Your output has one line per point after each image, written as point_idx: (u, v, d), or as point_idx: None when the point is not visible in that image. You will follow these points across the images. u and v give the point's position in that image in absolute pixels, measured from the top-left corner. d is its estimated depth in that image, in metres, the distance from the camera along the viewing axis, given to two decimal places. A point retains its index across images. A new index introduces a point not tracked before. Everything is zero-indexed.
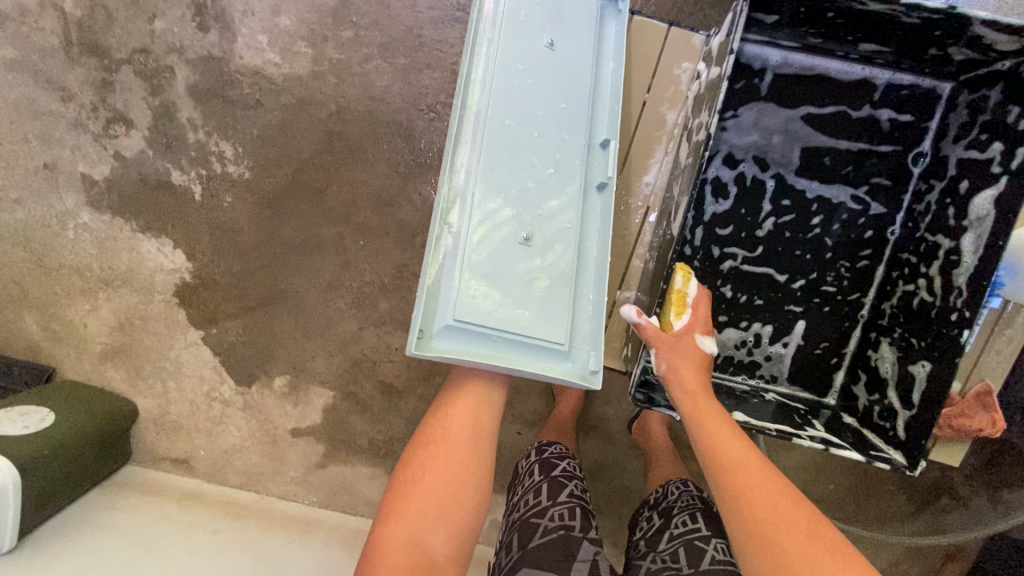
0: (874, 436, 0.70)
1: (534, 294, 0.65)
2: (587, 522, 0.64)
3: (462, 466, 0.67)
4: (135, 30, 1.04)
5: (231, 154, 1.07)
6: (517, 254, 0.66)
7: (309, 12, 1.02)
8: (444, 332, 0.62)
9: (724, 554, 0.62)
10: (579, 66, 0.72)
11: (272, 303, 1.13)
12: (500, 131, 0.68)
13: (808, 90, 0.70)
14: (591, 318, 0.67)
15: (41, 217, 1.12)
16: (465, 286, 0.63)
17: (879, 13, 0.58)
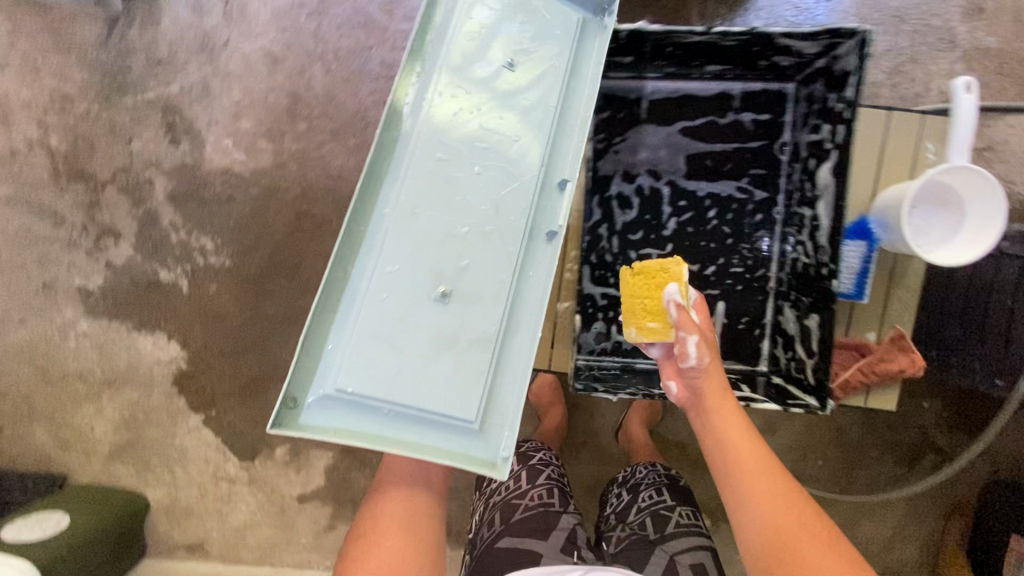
0: (792, 388, 0.77)
1: (440, 359, 0.65)
2: (566, 500, 0.76)
3: (396, 549, 0.66)
4: (115, 153, 1.17)
5: (211, 247, 1.18)
6: (428, 314, 0.65)
7: (266, 113, 1.15)
8: (341, 389, 0.63)
9: (687, 518, 0.75)
10: (535, 100, 0.69)
11: (264, 377, 1.20)
12: (421, 173, 0.66)
13: (679, 108, 0.80)
14: (510, 386, 0.66)
15: (43, 332, 1.21)
16: (357, 354, 0.64)
17: (705, 41, 0.72)
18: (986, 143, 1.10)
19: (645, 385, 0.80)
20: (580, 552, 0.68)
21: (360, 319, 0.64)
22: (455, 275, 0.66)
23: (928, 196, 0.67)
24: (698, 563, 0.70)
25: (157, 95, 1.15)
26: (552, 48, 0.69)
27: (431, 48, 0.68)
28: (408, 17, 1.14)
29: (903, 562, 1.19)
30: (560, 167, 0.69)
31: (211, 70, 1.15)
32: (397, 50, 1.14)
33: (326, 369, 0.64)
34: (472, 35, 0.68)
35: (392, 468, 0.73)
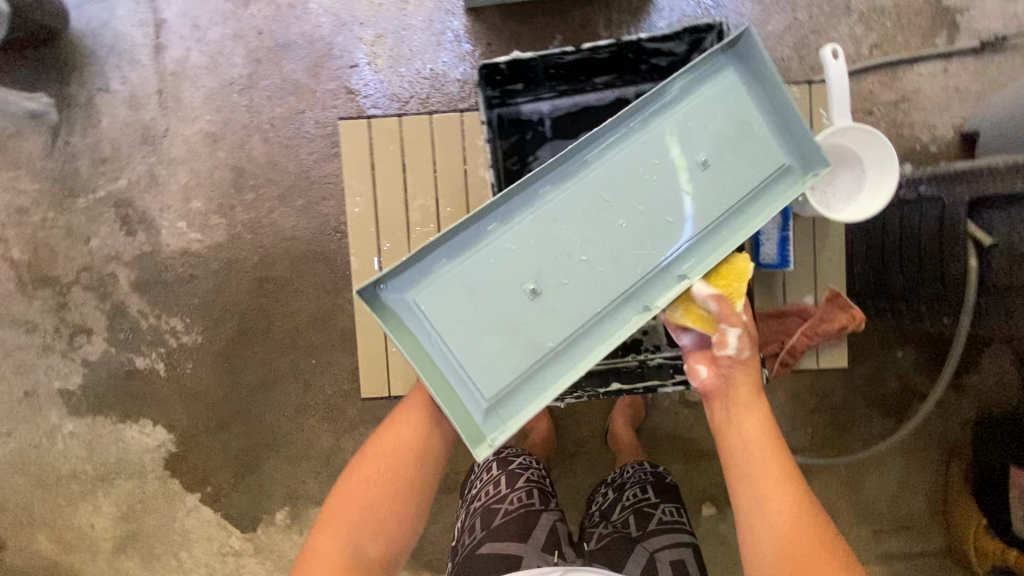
0: None
1: (493, 339, 0.63)
2: (544, 499, 0.86)
3: (402, 481, 0.68)
4: (76, 254, 1.20)
5: (181, 327, 1.20)
6: (514, 299, 0.64)
7: (214, 191, 1.19)
8: (408, 303, 0.63)
9: (670, 514, 0.84)
10: (710, 187, 0.65)
11: (253, 444, 1.22)
12: (583, 186, 0.65)
13: (581, 121, 0.75)
14: (528, 397, 0.63)
15: (31, 440, 1.23)
16: (444, 279, 0.64)
17: (582, 57, 0.69)
18: (901, 94, 1.15)
19: (593, 388, 0.75)
20: (559, 550, 0.79)
21: (462, 264, 0.64)
22: (551, 282, 0.64)
23: (826, 158, 0.70)
24: (679, 559, 0.77)
25: (107, 192, 1.19)
26: (764, 159, 0.65)
27: (696, 81, 0.65)
28: (333, 77, 1.19)
29: (914, 515, 1.18)
30: (688, 265, 0.65)
31: (155, 159, 1.19)
32: (328, 109, 1.19)
33: (409, 274, 0.64)
34: (730, 96, 0.65)
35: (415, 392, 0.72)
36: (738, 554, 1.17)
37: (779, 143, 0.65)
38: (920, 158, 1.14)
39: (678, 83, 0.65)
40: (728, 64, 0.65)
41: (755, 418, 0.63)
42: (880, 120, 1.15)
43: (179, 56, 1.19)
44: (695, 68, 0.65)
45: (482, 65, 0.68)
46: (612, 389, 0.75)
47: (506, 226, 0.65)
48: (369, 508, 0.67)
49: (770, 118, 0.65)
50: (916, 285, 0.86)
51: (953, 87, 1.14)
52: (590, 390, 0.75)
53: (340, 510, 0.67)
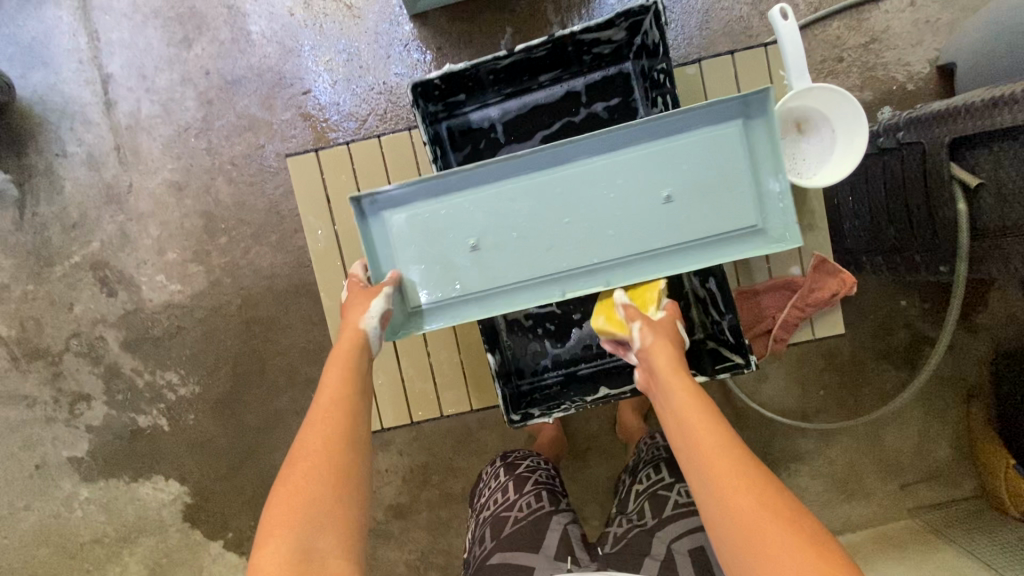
0: (720, 348, 0.69)
1: (427, 272, 0.59)
2: (554, 500, 0.87)
3: (348, 438, 0.54)
4: (62, 322, 1.19)
5: (178, 379, 1.20)
6: (459, 250, 0.58)
7: (187, 239, 1.18)
8: (381, 217, 0.58)
9: (685, 497, 0.84)
10: (674, 224, 0.57)
11: (266, 484, 1.21)
12: (567, 175, 0.57)
13: (533, 122, 0.72)
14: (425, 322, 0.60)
15: (50, 511, 1.24)
16: (416, 208, 0.58)
17: (518, 58, 0.66)
18: (870, 36, 1.10)
19: (582, 397, 0.72)
20: (573, 555, 0.78)
21: (437, 207, 0.58)
22: (497, 246, 0.58)
23: (792, 122, 0.67)
24: (698, 545, 0.77)
25: (82, 256, 1.18)
26: (739, 217, 0.56)
27: (725, 108, 0.54)
28: (287, 106, 1.16)
29: (939, 463, 1.16)
30: (618, 276, 0.58)
31: (124, 216, 1.18)
32: (287, 139, 1.17)
33: (399, 194, 0.58)
34: (755, 143, 0.55)
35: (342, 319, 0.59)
36: None
37: (763, 202, 0.55)
38: (899, 99, 1.10)
39: (710, 105, 0.54)
40: (771, 104, 0.53)
41: (689, 397, 0.54)
42: (852, 66, 1.10)
43: (131, 109, 1.18)
44: (732, 100, 0.53)
45: (413, 86, 0.64)
46: (603, 394, 0.72)
47: (487, 180, 0.57)
48: (316, 487, 0.51)
49: (769, 184, 0.55)
50: (908, 234, 0.83)
51: (924, 20, 1.09)
52: (579, 400, 0.71)
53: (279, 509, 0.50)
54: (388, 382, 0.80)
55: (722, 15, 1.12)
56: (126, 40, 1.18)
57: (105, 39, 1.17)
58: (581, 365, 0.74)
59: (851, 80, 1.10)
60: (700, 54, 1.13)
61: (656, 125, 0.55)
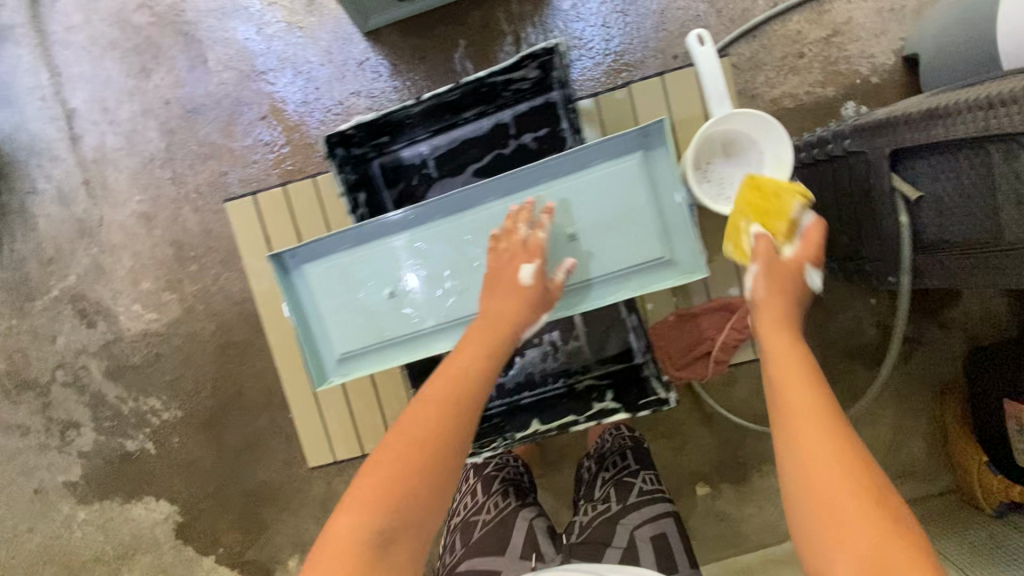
0: (648, 381, 0.68)
1: (347, 319, 0.60)
2: (520, 496, 0.89)
3: (458, 440, 0.51)
4: (47, 354, 1.23)
5: (160, 404, 1.23)
6: (376, 298, 0.59)
7: (159, 268, 1.20)
8: (302, 271, 0.60)
9: (648, 483, 0.89)
10: (583, 258, 0.56)
11: (251, 501, 1.25)
12: (474, 218, 0.58)
13: (463, 156, 0.72)
14: (353, 366, 0.61)
15: (51, 532, 1.29)
16: (333, 260, 0.59)
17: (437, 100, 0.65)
18: (831, 28, 1.06)
19: (513, 433, 0.71)
20: (537, 551, 0.80)
21: (352, 256, 0.59)
22: (411, 291, 0.59)
23: (718, 148, 0.66)
24: (659, 531, 0.82)
25: (61, 289, 1.21)
26: (645, 249, 0.55)
27: (618, 143, 0.54)
28: (247, 132, 1.17)
29: (913, 459, 1.16)
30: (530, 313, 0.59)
31: (97, 249, 1.20)
32: (248, 164, 1.17)
33: (313, 248, 0.59)
34: (654, 174, 0.54)
35: (513, 296, 0.55)
36: (739, 525, 1.18)
37: (669, 233, 0.55)
38: (863, 93, 1.06)
39: (609, 138, 0.54)
40: (665, 133, 0.52)
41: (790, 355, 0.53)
42: (813, 61, 1.07)
43: (96, 143, 1.19)
44: (624, 135, 0.53)
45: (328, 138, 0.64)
46: (533, 432, 0.70)
47: (397, 227, 0.58)
48: (409, 478, 0.48)
49: (673, 215, 0.55)
50: (858, 243, 0.82)
51: (887, 9, 1.05)
52: (511, 434, 0.71)
53: (369, 489, 0.48)
54: (337, 411, 0.79)
55: (678, 15, 1.09)
56: (87, 74, 1.19)
57: (66, 74, 1.19)
58: (522, 394, 0.75)
59: (813, 75, 1.07)
60: (657, 57, 1.10)
61: (555, 165, 0.56)
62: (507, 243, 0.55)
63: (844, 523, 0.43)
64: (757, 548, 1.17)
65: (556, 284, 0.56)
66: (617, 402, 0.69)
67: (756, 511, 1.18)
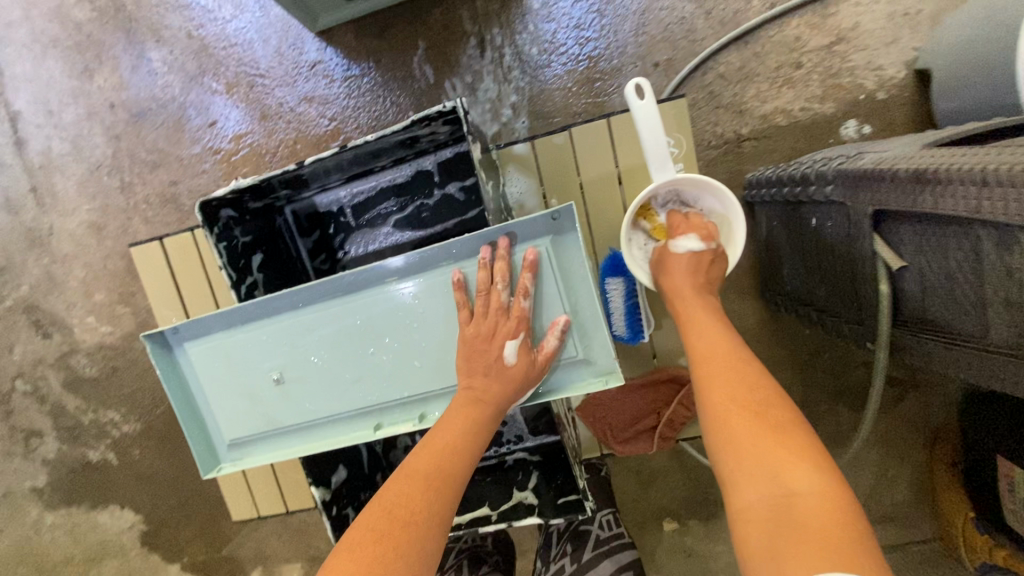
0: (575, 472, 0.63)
1: (236, 405, 0.55)
2: (474, 567, 0.82)
3: (444, 522, 0.47)
4: (6, 363, 1.21)
5: (119, 417, 1.21)
6: (263, 384, 0.54)
7: (111, 280, 1.16)
8: (186, 351, 0.55)
9: (605, 528, 0.83)
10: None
11: (213, 513, 1.24)
12: (366, 303, 0.52)
13: (383, 204, 0.64)
14: (245, 452, 0.56)
15: (22, 535, 1.31)
16: (217, 341, 0.54)
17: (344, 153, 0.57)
18: (835, 35, 0.94)
19: None
20: None
21: (237, 338, 0.54)
22: (300, 378, 0.54)
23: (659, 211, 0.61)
24: None
25: (15, 299, 1.18)
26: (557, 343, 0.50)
27: (523, 230, 0.49)
28: (196, 139, 1.10)
29: (897, 504, 1.08)
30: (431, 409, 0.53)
31: (48, 259, 1.16)
32: (198, 174, 1.10)
33: (195, 327, 0.54)
34: (564, 263, 0.49)
35: (499, 376, 0.49)
36: (708, 562, 1.12)
37: (583, 328, 0.50)
38: (868, 110, 0.94)
39: (517, 221, 0.49)
40: (574, 219, 0.47)
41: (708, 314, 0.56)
42: (812, 72, 0.95)
43: (42, 148, 1.13)
44: (529, 220, 0.49)
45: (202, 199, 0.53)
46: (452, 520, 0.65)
47: (285, 308, 0.53)
48: (387, 551, 0.43)
49: (585, 311, 0.50)
50: (837, 300, 0.73)
51: (902, 12, 0.92)
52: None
53: (345, 568, 0.43)
54: (260, 470, 0.74)
55: (661, 16, 0.97)
56: (29, 74, 1.12)
57: (8, 74, 1.12)
58: None
59: (811, 89, 0.95)
60: (637, 64, 0.98)
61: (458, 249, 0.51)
62: (490, 310, 0.49)
63: (745, 448, 0.45)
64: None
65: (545, 356, 0.50)
66: (538, 496, 0.63)
67: (726, 549, 1.12)
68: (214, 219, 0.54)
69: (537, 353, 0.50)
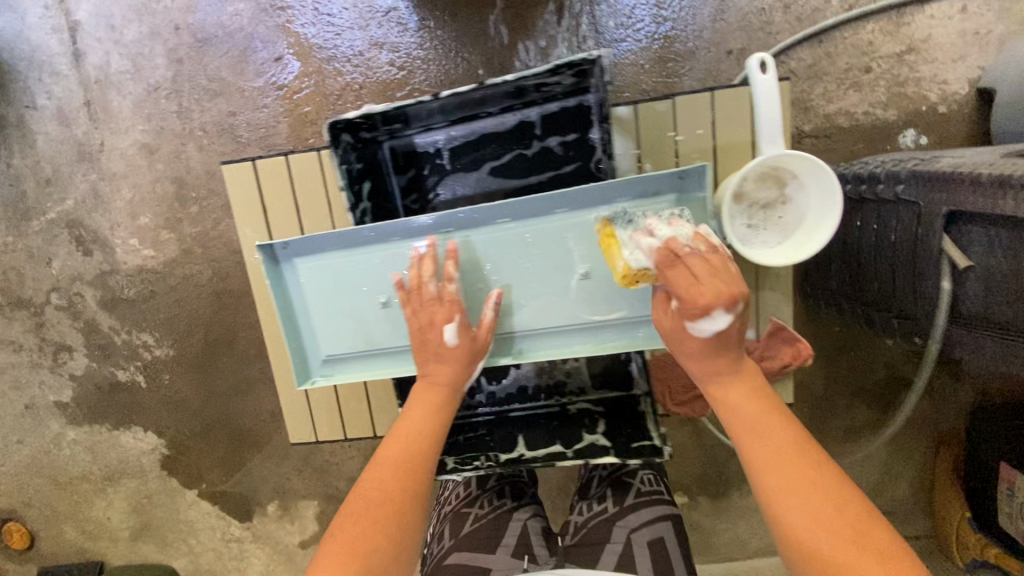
0: (645, 423, 0.66)
1: (340, 322, 0.59)
2: (516, 497, 0.92)
3: (422, 493, 0.52)
4: (42, 276, 1.21)
5: (152, 341, 1.23)
6: (370, 305, 0.59)
7: (158, 205, 1.16)
8: (293, 266, 0.58)
9: (648, 483, 0.91)
10: (595, 299, 0.58)
11: (237, 445, 1.27)
12: (487, 240, 0.57)
13: (482, 150, 0.66)
14: (341, 369, 0.60)
15: (41, 447, 1.32)
16: (329, 262, 0.58)
17: (460, 96, 0.60)
18: (907, 44, 0.96)
19: (496, 455, 0.67)
20: (530, 553, 0.83)
21: (350, 259, 0.58)
22: None
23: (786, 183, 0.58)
24: (657, 537, 0.82)
25: (58, 213, 1.18)
26: (502, 322, 0.60)
27: (643, 189, 0.54)
28: (259, 72, 1.09)
29: (897, 501, 1.15)
30: (539, 346, 0.60)
31: (96, 176, 1.16)
32: (259, 109, 1.10)
33: (306, 243, 0.57)
34: None
35: (443, 360, 0.56)
36: (710, 536, 1.20)
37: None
38: (927, 121, 0.97)
39: (645, 177, 0.53)
40: (705, 179, 0.53)
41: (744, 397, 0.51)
42: (880, 78, 0.97)
43: (99, 62, 1.12)
44: (651, 181, 0.54)
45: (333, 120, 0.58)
46: (518, 456, 0.67)
47: (402, 236, 0.57)
48: (371, 529, 0.48)
49: None
50: (888, 294, 0.77)
51: (973, 31, 0.95)
52: (495, 452, 0.67)
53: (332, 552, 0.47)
54: (324, 397, 0.76)
55: (742, 4, 0.98)
56: None
57: None
58: (512, 410, 0.72)
59: (876, 95, 0.98)
60: (711, 49, 1.00)
61: (578, 203, 0.56)
62: (424, 303, 0.56)
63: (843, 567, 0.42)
64: (725, 560, 1.19)
65: (485, 331, 0.57)
66: (609, 441, 0.66)
67: (729, 525, 1.19)
68: (338, 140, 0.59)
69: (478, 329, 0.57)
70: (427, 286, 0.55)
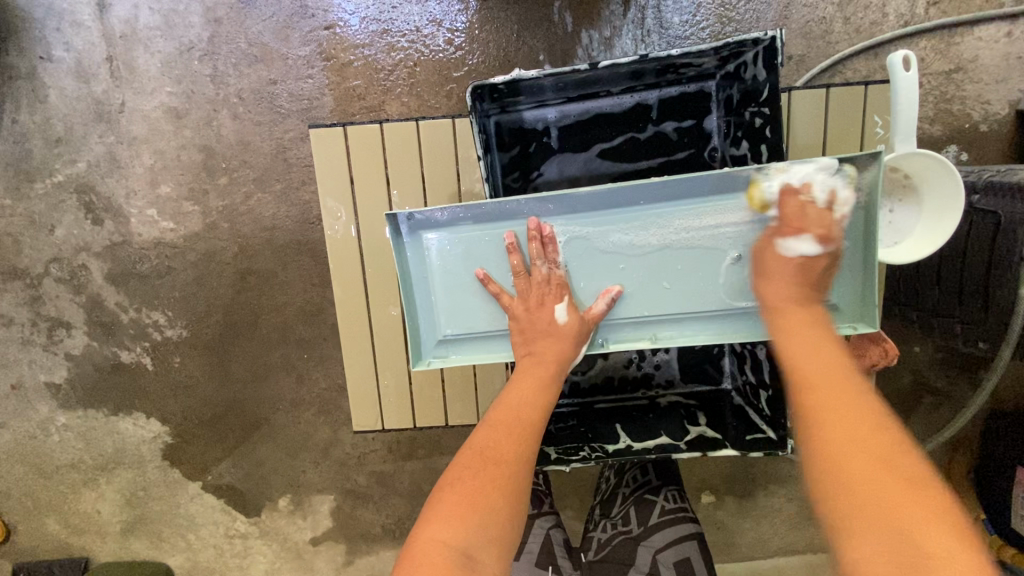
0: (749, 411, 0.70)
1: (465, 300, 0.61)
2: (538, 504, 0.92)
3: (530, 459, 0.53)
4: (42, 246, 1.11)
5: (164, 320, 1.14)
6: (497, 284, 0.61)
7: (183, 174, 1.08)
8: (420, 243, 0.60)
9: (671, 501, 0.87)
10: (742, 286, 0.60)
11: (250, 434, 1.20)
12: (622, 220, 0.59)
13: (592, 132, 0.65)
14: (462, 347, 0.62)
15: (26, 432, 1.20)
16: (453, 241, 0.60)
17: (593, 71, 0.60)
18: (955, 64, 1.00)
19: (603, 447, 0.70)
20: (552, 565, 0.85)
21: (478, 236, 0.60)
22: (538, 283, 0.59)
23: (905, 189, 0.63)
24: (684, 557, 0.80)
25: (66, 176, 1.08)
26: (616, 308, 0.61)
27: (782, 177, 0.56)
28: (305, 41, 1.03)
29: None
30: (681, 331, 0.61)
31: (114, 138, 1.07)
32: (302, 79, 1.05)
33: (433, 221, 0.60)
34: None
35: (553, 336, 0.58)
36: (734, 536, 1.21)
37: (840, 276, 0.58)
38: (969, 138, 1.02)
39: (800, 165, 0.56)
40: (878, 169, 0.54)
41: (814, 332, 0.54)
42: (928, 94, 1.01)
43: (127, 16, 1.03)
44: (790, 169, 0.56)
45: (473, 86, 0.59)
46: (624, 446, 0.71)
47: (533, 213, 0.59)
48: (484, 486, 0.50)
49: None
50: (953, 300, 0.78)
51: (1016, 55, 1.00)
52: (603, 444, 0.71)
53: (450, 500, 0.49)
54: (395, 383, 0.73)
55: (804, 12, 1.00)
56: None
57: None
58: (601, 400, 0.75)
59: (923, 110, 1.02)
60: None
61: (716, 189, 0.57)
62: (533, 284, 0.59)
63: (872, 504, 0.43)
64: (748, 559, 1.21)
65: (592, 315, 0.60)
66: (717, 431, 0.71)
67: (752, 525, 1.20)
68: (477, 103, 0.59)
69: (586, 313, 0.60)
70: (538, 266, 0.59)
